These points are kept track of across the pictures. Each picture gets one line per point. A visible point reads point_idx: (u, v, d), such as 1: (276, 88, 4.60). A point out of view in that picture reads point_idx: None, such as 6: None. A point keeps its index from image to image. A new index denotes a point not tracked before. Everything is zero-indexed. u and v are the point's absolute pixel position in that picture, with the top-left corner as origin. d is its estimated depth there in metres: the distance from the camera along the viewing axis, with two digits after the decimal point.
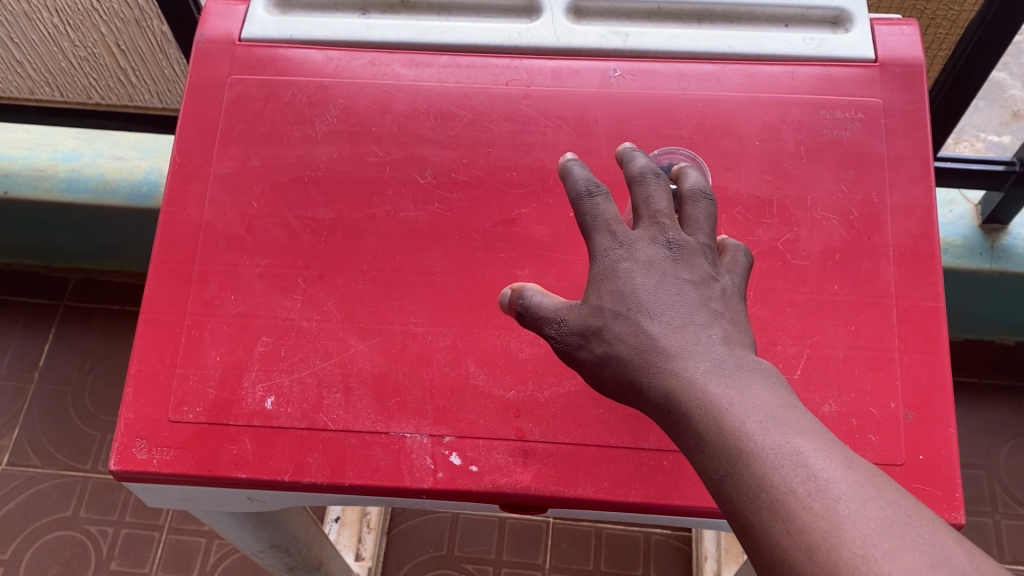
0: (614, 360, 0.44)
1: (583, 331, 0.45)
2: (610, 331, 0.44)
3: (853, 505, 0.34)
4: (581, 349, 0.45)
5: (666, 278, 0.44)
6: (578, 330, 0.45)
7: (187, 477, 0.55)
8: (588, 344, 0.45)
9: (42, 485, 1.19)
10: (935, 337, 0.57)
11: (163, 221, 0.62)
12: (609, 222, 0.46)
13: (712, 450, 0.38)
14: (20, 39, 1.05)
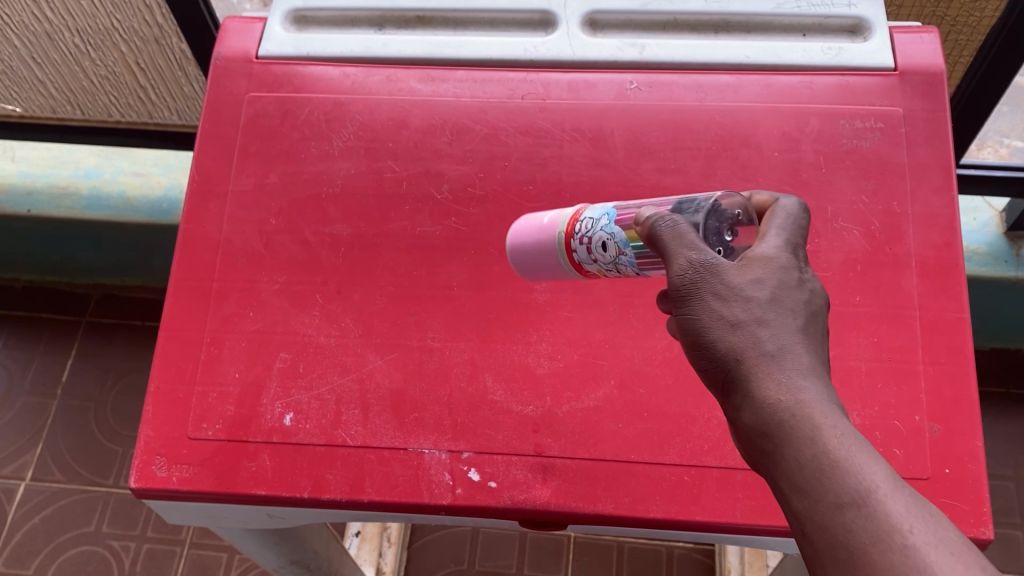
0: (745, 347, 0.43)
1: (723, 300, 0.44)
2: (757, 321, 0.43)
3: (978, 559, 0.35)
4: (707, 311, 0.44)
5: (813, 305, 0.45)
6: (718, 296, 0.44)
7: (205, 494, 0.55)
8: (725, 316, 0.44)
9: (65, 501, 1.20)
10: (959, 349, 0.56)
11: (182, 239, 0.63)
12: (794, 243, 0.46)
13: (835, 458, 0.39)
14: (42, 61, 1.06)
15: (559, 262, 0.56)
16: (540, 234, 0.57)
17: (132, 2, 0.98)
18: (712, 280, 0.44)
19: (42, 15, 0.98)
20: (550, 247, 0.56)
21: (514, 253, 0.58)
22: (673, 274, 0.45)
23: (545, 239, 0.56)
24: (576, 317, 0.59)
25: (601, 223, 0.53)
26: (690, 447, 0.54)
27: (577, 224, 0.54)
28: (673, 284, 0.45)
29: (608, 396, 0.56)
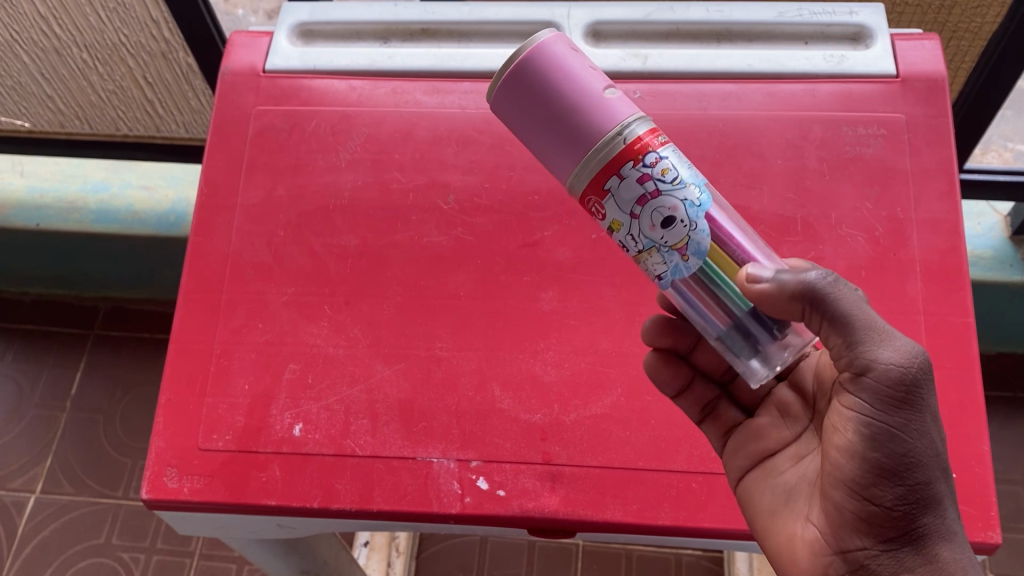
0: (926, 471, 0.45)
1: (928, 421, 0.45)
2: (939, 450, 0.45)
3: None
4: (913, 425, 0.44)
5: None
6: (929, 417, 0.44)
7: (216, 505, 0.55)
8: (928, 438, 0.44)
9: (74, 513, 1.18)
10: (965, 353, 0.56)
11: (192, 252, 0.63)
12: None
13: None
14: (51, 77, 1.07)
15: (559, 147, 0.46)
16: (572, 114, 0.45)
17: (140, 18, 0.99)
18: (929, 396, 0.44)
19: (51, 31, 0.99)
20: (569, 138, 0.45)
21: (515, 88, 0.46)
22: (895, 369, 0.43)
23: (572, 126, 0.45)
24: (583, 325, 0.59)
25: (687, 197, 0.45)
26: (698, 454, 0.55)
27: (655, 167, 0.44)
28: (891, 382, 0.43)
29: (615, 404, 0.57)
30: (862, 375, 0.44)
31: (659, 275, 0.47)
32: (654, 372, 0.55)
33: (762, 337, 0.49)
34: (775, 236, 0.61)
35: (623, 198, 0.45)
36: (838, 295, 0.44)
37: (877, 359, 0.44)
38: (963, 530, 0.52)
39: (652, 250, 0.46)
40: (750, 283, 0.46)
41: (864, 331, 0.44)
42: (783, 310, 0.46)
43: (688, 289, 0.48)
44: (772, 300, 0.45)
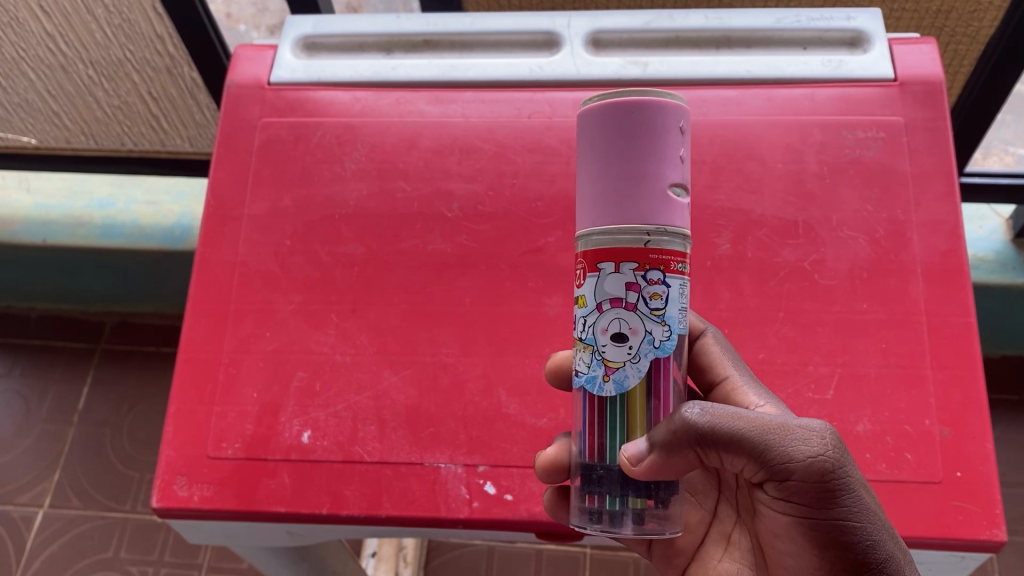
0: (884, 547, 0.42)
1: (865, 497, 0.42)
2: (884, 518, 0.43)
3: None
4: (854, 510, 0.42)
5: None
6: (865, 493, 0.42)
7: (226, 513, 0.56)
8: (872, 513, 0.42)
9: (83, 527, 1.16)
10: (968, 352, 0.57)
11: (199, 262, 0.64)
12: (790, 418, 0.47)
13: None
14: (56, 94, 1.08)
15: (595, 194, 0.40)
16: (629, 174, 0.39)
17: (145, 34, 1.00)
18: (854, 472, 0.42)
19: (57, 48, 1.00)
20: (610, 199, 0.39)
21: (609, 114, 0.40)
22: (818, 463, 0.40)
23: (616, 185, 0.39)
24: None
25: (652, 332, 0.39)
26: None
27: (649, 287, 0.39)
28: (819, 477, 0.41)
29: None
30: (787, 480, 0.41)
31: (578, 370, 0.42)
32: (554, 509, 0.51)
33: (609, 500, 0.42)
34: (776, 240, 0.61)
35: (599, 286, 0.40)
36: (720, 425, 0.40)
37: (795, 461, 0.40)
38: (969, 528, 0.52)
39: (589, 347, 0.41)
40: (633, 466, 0.40)
41: (760, 440, 0.40)
42: (676, 474, 0.41)
43: (585, 405, 0.42)
44: (663, 471, 0.40)
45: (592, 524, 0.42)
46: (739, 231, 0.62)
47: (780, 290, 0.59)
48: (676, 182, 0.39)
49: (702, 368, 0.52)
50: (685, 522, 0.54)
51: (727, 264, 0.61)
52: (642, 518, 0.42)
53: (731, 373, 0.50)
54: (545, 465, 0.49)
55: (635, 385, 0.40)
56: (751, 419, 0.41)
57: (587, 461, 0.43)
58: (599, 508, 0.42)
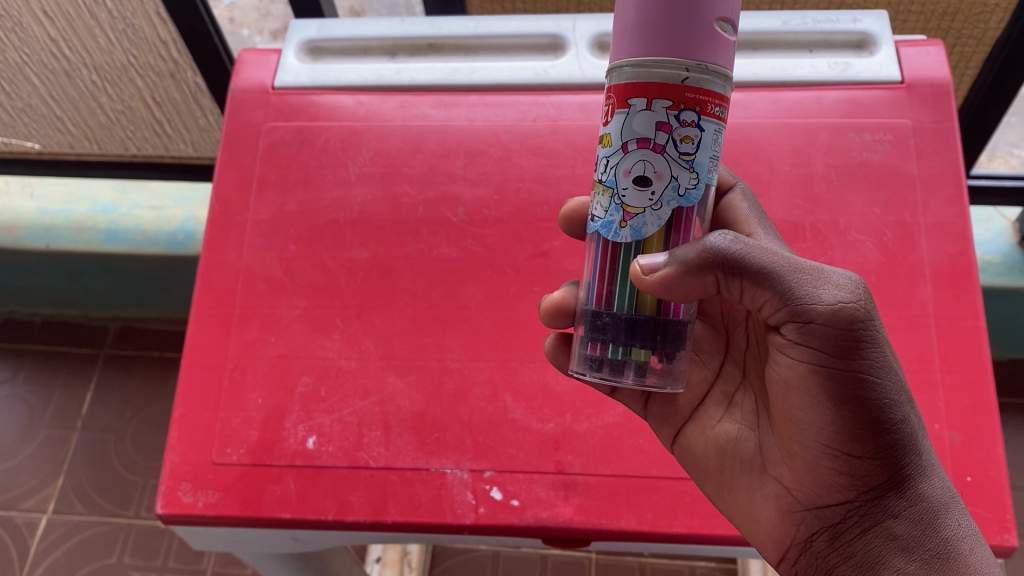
0: (899, 410, 0.42)
1: (889, 356, 0.42)
2: (904, 382, 0.43)
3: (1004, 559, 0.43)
4: (875, 366, 0.41)
5: None
6: (889, 352, 0.42)
7: (231, 519, 0.55)
8: (893, 375, 0.42)
9: (87, 533, 1.15)
10: (977, 356, 0.56)
11: (203, 267, 0.64)
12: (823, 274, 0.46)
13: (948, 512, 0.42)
14: (61, 98, 1.07)
15: (634, 22, 0.38)
16: (673, 6, 0.37)
17: (149, 39, 1.00)
18: (881, 327, 0.41)
19: (61, 53, 1.00)
20: (659, 31, 0.37)
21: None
22: (845, 310, 0.40)
23: (658, 16, 0.37)
24: None
25: (679, 178, 0.39)
26: None
27: (681, 129, 0.38)
28: (846, 325, 0.40)
29: (627, 412, 0.57)
30: (809, 324, 0.40)
31: (596, 213, 0.42)
32: (554, 356, 0.53)
33: (612, 348, 0.44)
34: (783, 243, 0.61)
35: (628, 123, 0.38)
36: (749, 257, 0.40)
37: (820, 303, 0.40)
38: (980, 532, 0.52)
39: (610, 190, 0.41)
40: (644, 276, 0.40)
41: (784, 276, 0.40)
42: (688, 295, 0.41)
43: (600, 248, 0.43)
44: (675, 290, 0.40)
45: (594, 370, 0.44)
46: None
47: None
48: (724, 17, 0.37)
49: (729, 224, 0.52)
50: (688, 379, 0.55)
51: None
52: (643, 367, 0.43)
53: (754, 231, 0.50)
54: (551, 307, 0.51)
55: (653, 233, 0.40)
56: (782, 257, 0.40)
57: (596, 308, 0.44)
58: (603, 356, 0.44)
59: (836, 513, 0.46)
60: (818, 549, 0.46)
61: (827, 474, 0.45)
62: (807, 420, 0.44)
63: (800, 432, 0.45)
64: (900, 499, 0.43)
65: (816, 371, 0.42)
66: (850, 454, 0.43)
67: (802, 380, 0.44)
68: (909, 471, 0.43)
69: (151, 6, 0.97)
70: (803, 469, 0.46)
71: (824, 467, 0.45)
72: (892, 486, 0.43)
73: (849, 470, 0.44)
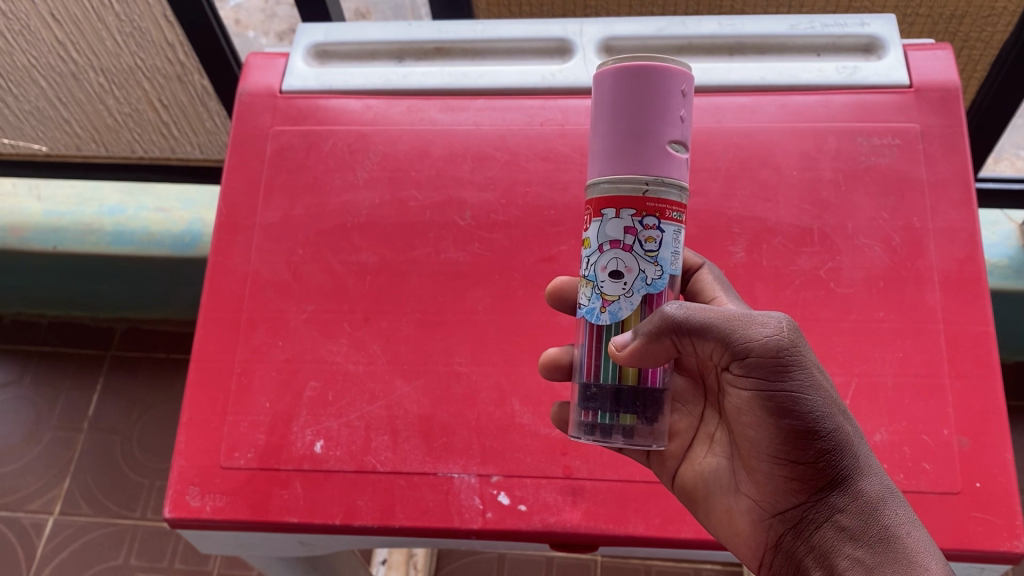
0: (832, 419, 0.43)
1: (818, 375, 0.43)
2: (835, 396, 0.44)
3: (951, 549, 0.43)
4: (806, 385, 0.43)
5: None
6: (816, 369, 0.43)
7: (238, 523, 0.56)
8: (823, 390, 0.43)
9: (93, 534, 1.16)
10: (986, 361, 0.56)
11: (211, 271, 0.64)
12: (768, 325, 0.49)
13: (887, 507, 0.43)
14: (67, 101, 1.08)
15: (602, 148, 0.42)
16: (632, 131, 0.41)
17: (156, 42, 1.00)
18: (807, 350, 0.43)
19: (69, 57, 1.00)
20: (620, 155, 0.41)
21: (618, 76, 0.41)
22: (772, 344, 0.42)
23: (621, 141, 0.41)
24: None
25: (646, 271, 0.42)
26: None
27: (645, 231, 0.41)
28: (774, 354, 0.42)
29: None
30: (746, 358, 0.43)
31: (582, 302, 0.45)
32: (560, 424, 0.54)
33: (602, 415, 0.44)
34: (791, 248, 0.61)
35: (601, 229, 0.42)
36: (691, 312, 0.42)
37: (754, 341, 0.42)
38: (988, 539, 0.52)
39: (590, 283, 0.44)
40: (618, 352, 0.42)
41: (721, 326, 0.43)
42: (658, 363, 0.43)
43: (587, 328, 0.44)
44: (646, 359, 0.42)
45: (586, 435, 0.45)
46: (753, 239, 0.61)
47: (795, 298, 0.59)
48: (676, 139, 0.41)
49: (698, 297, 0.54)
50: (674, 429, 0.53)
51: (743, 272, 0.60)
52: (629, 428, 0.44)
53: (717, 296, 0.52)
54: (546, 363, 0.53)
55: (629, 317, 0.43)
56: (718, 311, 0.43)
57: (584, 378, 0.45)
58: (592, 422, 0.45)
59: (795, 515, 0.46)
60: (784, 553, 0.46)
61: (780, 482, 0.46)
62: (753, 441, 0.46)
63: (747, 451, 0.47)
64: (843, 496, 0.44)
65: (757, 396, 0.44)
66: (793, 463, 0.44)
67: (746, 407, 0.45)
68: (848, 471, 0.44)
69: (159, 9, 0.97)
70: (755, 483, 0.47)
71: (773, 478, 0.46)
72: (834, 486, 0.44)
73: (794, 477, 0.45)
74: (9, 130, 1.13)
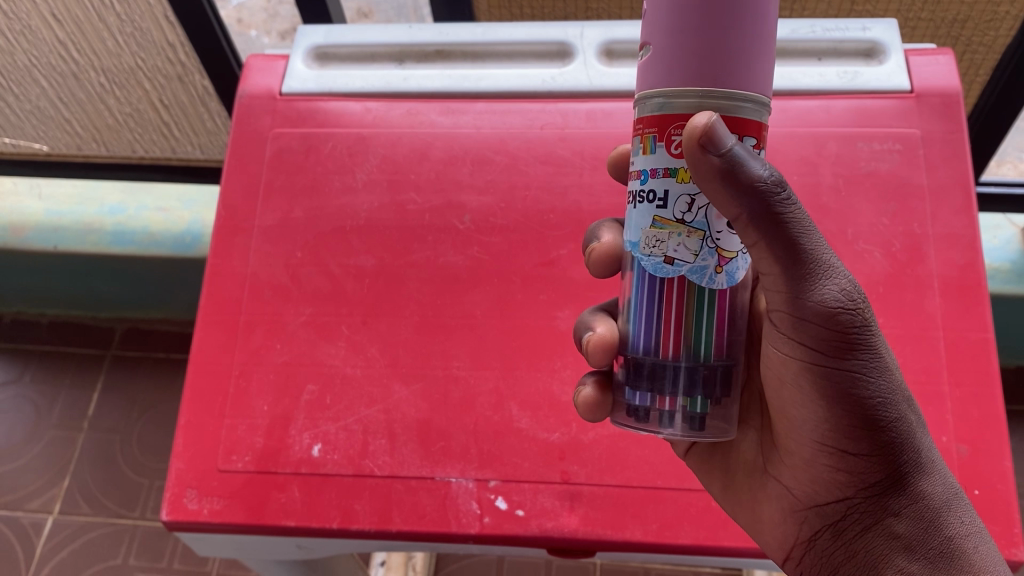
0: (895, 408, 0.42)
1: (883, 353, 0.41)
2: (901, 381, 0.42)
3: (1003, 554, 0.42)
4: (870, 365, 0.41)
5: None
6: (884, 350, 0.41)
7: (235, 526, 0.55)
8: (887, 374, 0.42)
9: (92, 534, 1.16)
10: (986, 367, 0.56)
11: (210, 274, 0.64)
12: None
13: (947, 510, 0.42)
14: (68, 100, 1.07)
15: (688, 45, 0.36)
16: (704, 34, 0.36)
17: (157, 42, 1.00)
18: (877, 324, 0.41)
19: (69, 56, 1.00)
20: (715, 61, 0.36)
21: None
22: (841, 306, 0.39)
23: (687, 46, 0.36)
24: None
25: None
26: None
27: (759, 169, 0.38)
28: (842, 326, 0.39)
29: None
30: (809, 319, 0.40)
31: (671, 258, 0.38)
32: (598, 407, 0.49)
33: (691, 402, 0.41)
34: None
35: None
36: (794, 212, 0.37)
37: (822, 295, 0.39)
38: None
39: (698, 233, 0.38)
40: (700, 144, 0.35)
41: (806, 264, 0.38)
42: (709, 190, 0.37)
43: (655, 299, 0.40)
44: (704, 178, 0.36)
45: (672, 427, 0.41)
46: None
47: None
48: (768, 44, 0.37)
49: None
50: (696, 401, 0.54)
51: None
52: (710, 414, 0.41)
53: None
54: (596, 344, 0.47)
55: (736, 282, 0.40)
56: (810, 234, 0.38)
57: (659, 359, 0.41)
58: (670, 410, 0.41)
59: (837, 511, 0.45)
60: (822, 549, 0.46)
61: (825, 472, 0.45)
62: (803, 422, 0.44)
63: (794, 433, 0.45)
64: (901, 498, 0.43)
65: (809, 370, 0.42)
66: (842, 453, 0.43)
67: (794, 382, 0.43)
68: (908, 469, 0.42)
69: (159, 9, 0.96)
70: (803, 470, 0.46)
71: (822, 466, 0.45)
72: (892, 484, 0.43)
73: (842, 469, 0.44)
74: (10, 130, 1.13)
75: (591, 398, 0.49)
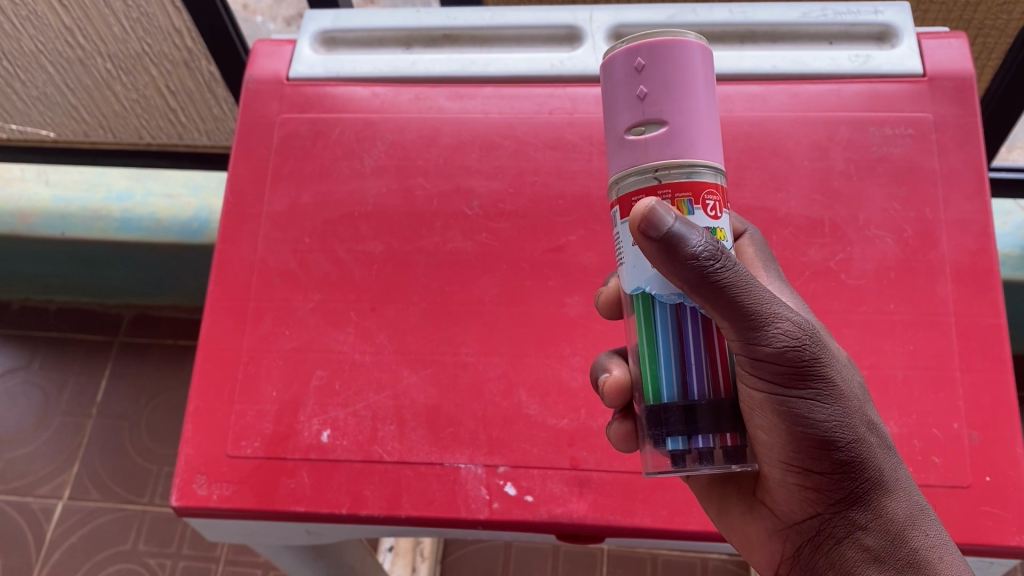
0: (851, 431, 0.42)
1: (836, 383, 0.41)
2: (857, 405, 0.42)
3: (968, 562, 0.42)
4: (823, 394, 0.41)
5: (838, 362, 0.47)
6: (835, 379, 0.41)
7: (244, 512, 0.56)
8: (841, 400, 0.42)
9: (102, 519, 1.16)
10: (998, 353, 0.56)
11: (218, 259, 0.64)
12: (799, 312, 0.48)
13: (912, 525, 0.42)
14: (75, 86, 1.07)
15: (690, 123, 0.38)
16: (701, 113, 0.38)
17: (164, 28, 1.00)
18: (827, 355, 0.41)
19: (76, 43, 1.00)
20: (707, 139, 0.39)
21: (681, 51, 0.39)
22: (789, 349, 0.39)
23: (700, 124, 0.38)
24: (609, 329, 0.59)
25: None
26: None
27: None
28: (790, 364, 0.40)
29: None
30: (760, 362, 0.40)
31: None
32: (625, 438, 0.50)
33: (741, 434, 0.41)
34: (802, 239, 0.60)
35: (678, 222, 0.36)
36: (734, 274, 0.37)
37: (768, 342, 0.39)
38: (997, 534, 0.52)
39: None
40: (643, 219, 0.36)
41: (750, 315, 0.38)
42: (658, 260, 0.37)
43: (700, 341, 0.40)
44: (658, 256, 0.37)
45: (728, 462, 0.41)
46: (763, 230, 0.61)
47: (805, 290, 0.58)
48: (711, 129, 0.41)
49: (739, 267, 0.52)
50: None
51: None
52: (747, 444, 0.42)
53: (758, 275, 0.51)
54: (613, 388, 0.49)
55: None
56: (751, 293, 0.38)
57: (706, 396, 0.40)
58: (731, 446, 0.41)
59: (813, 526, 0.45)
60: (803, 564, 0.46)
61: (798, 493, 0.44)
62: (765, 448, 0.44)
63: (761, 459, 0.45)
64: (866, 512, 0.43)
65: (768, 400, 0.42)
66: (809, 474, 0.43)
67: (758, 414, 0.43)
68: (870, 485, 0.43)
69: None
70: (776, 491, 0.46)
71: (792, 485, 0.45)
72: (856, 499, 0.43)
73: (813, 489, 0.44)
74: (17, 116, 1.13)
75: (623, 435, 0.50)
